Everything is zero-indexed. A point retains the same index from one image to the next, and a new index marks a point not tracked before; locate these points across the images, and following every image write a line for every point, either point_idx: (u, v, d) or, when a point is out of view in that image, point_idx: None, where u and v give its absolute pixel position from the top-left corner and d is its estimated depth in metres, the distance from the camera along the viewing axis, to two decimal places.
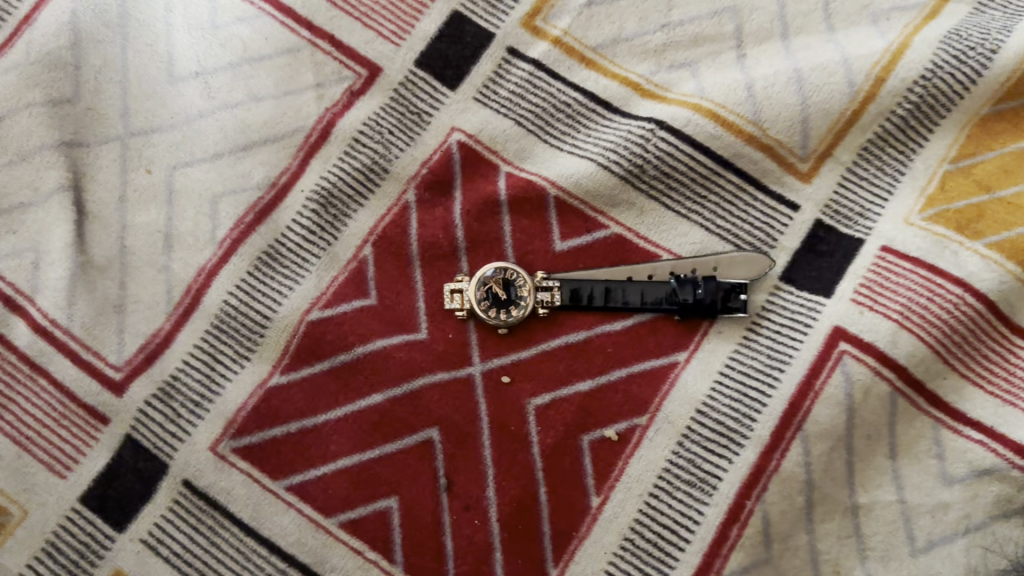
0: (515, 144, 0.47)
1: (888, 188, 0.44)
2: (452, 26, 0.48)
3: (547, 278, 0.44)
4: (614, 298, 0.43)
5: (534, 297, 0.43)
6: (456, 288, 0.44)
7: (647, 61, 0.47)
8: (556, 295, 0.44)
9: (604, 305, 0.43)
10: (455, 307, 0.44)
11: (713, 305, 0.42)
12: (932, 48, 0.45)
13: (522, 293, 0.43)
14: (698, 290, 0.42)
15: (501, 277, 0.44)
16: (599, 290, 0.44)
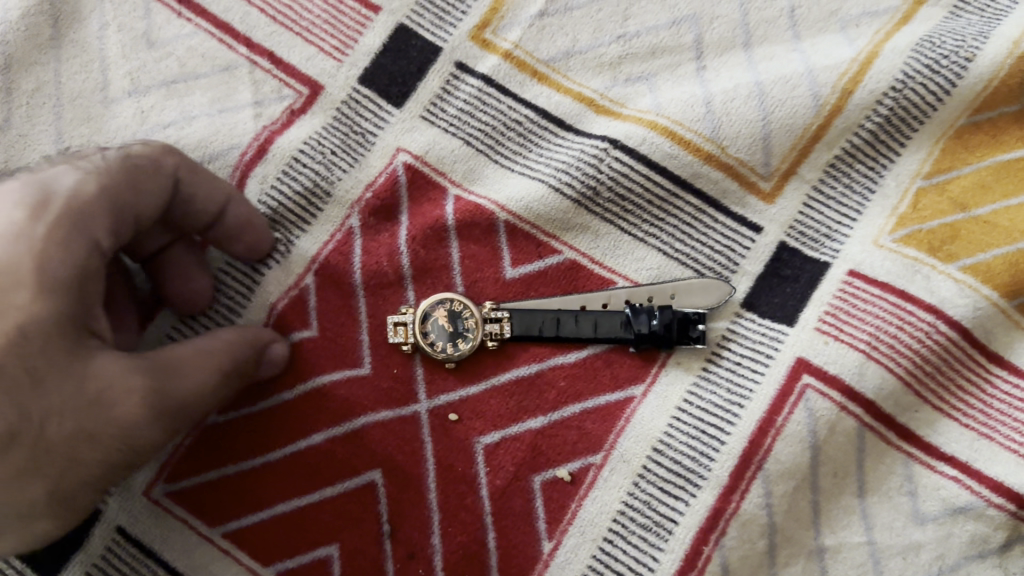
0: (463, 165, 0.44)
1: (857, 207, 0.42)
2: (397, 40, 0.45)
3: (495, 308, 0.41)
4: (566, 328, 0.41)
5: (483, 329, 0.41)
6: (400, 320, 0.41)
7: (601, 74, 0.44)
8: (506, 326, 0.41)
9: (556, 336, 0.41)
10: (400, 341, 0.41)
11: (668, 336, 0.40)
12: (904, 56, 0.42)
13: (469, 325, 0.41)
14: (653, 320, 0.40)
15: (448, 308, 0.41)
16: (550, 321, 0.41)
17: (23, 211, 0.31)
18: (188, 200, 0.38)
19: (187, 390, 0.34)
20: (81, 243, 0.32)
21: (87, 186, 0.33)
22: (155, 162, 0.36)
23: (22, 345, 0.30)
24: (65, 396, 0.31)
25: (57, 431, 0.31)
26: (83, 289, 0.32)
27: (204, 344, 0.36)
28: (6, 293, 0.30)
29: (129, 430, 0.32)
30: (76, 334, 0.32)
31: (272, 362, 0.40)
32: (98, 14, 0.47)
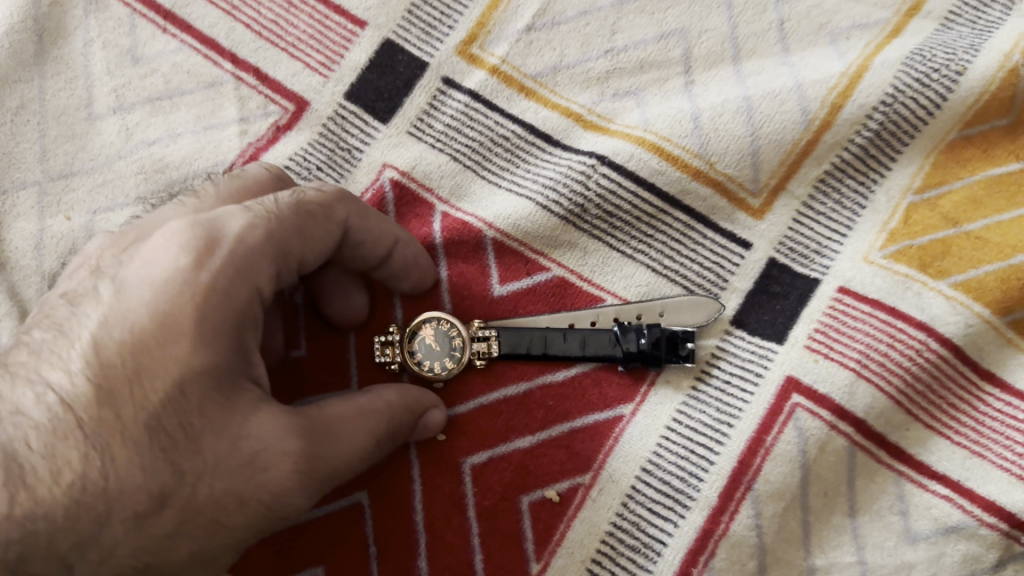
0: (450, 181, 0.44)
1: (847, 223, 0.41)
2: (383, 55, 0.45)
3: (483, 327, 0.41)
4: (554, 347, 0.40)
5: (470, 349, 0.40)
6: (387, 339, 0.40)
7: (589, 89, 0.44)
8: (494, 346, 0.40)
9: (544, 354, 0.40)
10: (386, 360, 0.40)
11: (657, 355, 0.39)
12: (893, 70, 0.42)
13: (456, 343, 0.40)
14: (641, 339, 0.39)
15: (436, 327, 0.41)
16: (538, 340, 0.41)
17: (188, 257, 0.31)
18: (356, 245, 0.38)
19: (341, 454, 0.33)
20: (241, 295, 0.32)
21: (248, 232, 0.32)
22: (330, 209, 0.36)
23: (177, 398, 0.30)
24: (221, 456, 0.30)
25: (207, 491, 0.30)
26: (241, 340, 0.32)
27: (367, 403, 0.35)
28: (162, 343, 0.30)
29: (276, 492, 0.31)
30: (232, 387, 0.31)
31: (427, 427, 0.38)
32: (84, 32, 0.47)
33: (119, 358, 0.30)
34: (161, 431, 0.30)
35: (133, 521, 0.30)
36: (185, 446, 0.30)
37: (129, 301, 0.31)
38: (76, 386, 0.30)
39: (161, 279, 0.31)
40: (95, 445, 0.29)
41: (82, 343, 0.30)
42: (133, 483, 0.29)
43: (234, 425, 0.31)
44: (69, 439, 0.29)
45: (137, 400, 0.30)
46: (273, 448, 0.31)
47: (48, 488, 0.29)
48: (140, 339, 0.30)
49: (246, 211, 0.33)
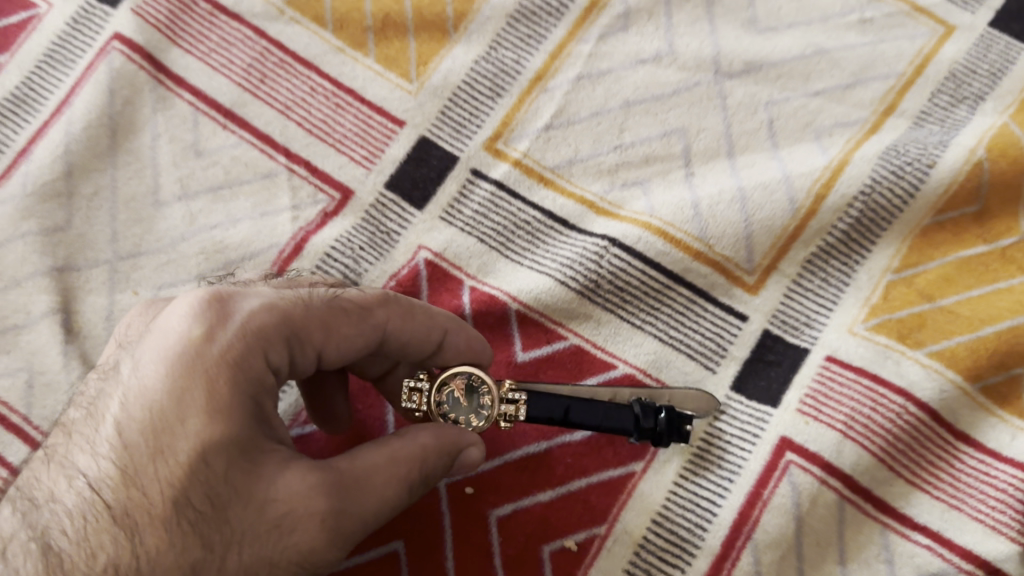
0: (478, 260, 0.49)
1: (832, 299, 0.46)
2: (419, 150, 0.51)
3: (513, 389, 0.43)
4: (575, 415, 0.42)
5: (497, 408, 0.42)
6: (416, 387, 0.42)
7: (601, 180, 0.50)
8: (521, 409, 0.42)
9: (564, 420, 0.42)
10: (412, 406, 0.43)
11: (670, 436, 0.42)
12: (871, 164, 0.48)
13: (485, 402, 0.43)
14: (658, 417, 0.42)
15: (466, 382, 0.43)
16: (562, 410, 0.42)
17: (201, 327, 0.33)
18: (402, 344, 0.40)
19: (365, 505, 0.34)
20: (254, 363, 0.34)
21: (261, 311, 0.35)
22: (366, 306, 0.39)
23: (198, 469, 0.32)
24: (251, 520, 0.32)
25: (238, 560, 0.31)
26: (257, 409, 0.34)
27: (399, 450, 0.36)
28: (180, 421, 0.32)
29: (307, 551, 0.33)
30: (253, 459, 0.33)
31: (466, 465, 0.39)
32: (152, 128, 0.53)
33: (141, 437, 0.32)
34: (189, 507, 0.31)
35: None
36: (212, 519, 0.31)
37: (144, 378, 0.33)
38: (103, 471, 0.32)
39: (172, 353, 0.33)
40: (126, 527, 0.31)
41: (107, 426, 0.32)
42: (166, 561, 0.30)
43: (257, 491, 0.32)
44: (101, 521, 0.31)
45: (160, 478, 0.31)
46: (301, 509, 0.33)
47: (83, 573, 0.30)
48: (157, 420, 0.32)
49: (265, 293, 0.36)
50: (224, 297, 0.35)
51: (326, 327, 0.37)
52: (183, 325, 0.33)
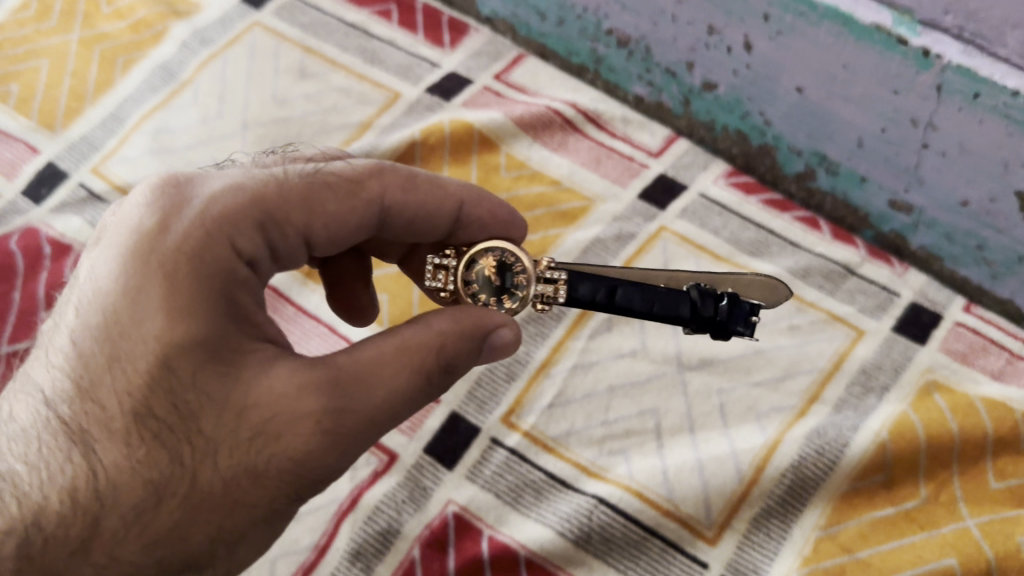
0: (493, 512, 0.62)
1: (773, 551, 0.59)
2: (449, 423, 0.66)
3: (551, 270, 0.50)
4: (622, 299, 0.50)
5: (532, 288, 0.50)
6: (443, 265, 0.50)
7: (591, 447, 0.64)
8: (559, 290, 0.50)
9: (610, 302, 0.50)
10: (438, 284, 0.50)
11: (725, 322, 0.50)
12: (797, 444, 0.62)
13: (519, 282, 0.49)
14: (717, 306, 0.50)
15: (499, 259, 0.50)
16: (606, 290, 0.50)
17: (159, 228, 0.40)
18: (404, 213, 0.48)
19: (370, 396, 0.40)
20: (219, 251, 0.40)
21: (228, 196, 0.42)
22: (355, 182, 0.46)
23: (160, 373, 0.38)
24: (232, 424, 0.38)
25: (210, 470, 0.38)
26: (223, 297, 0.40)
27: (411, 340, 0.41)
28: (143, 326, 0.38)
29: (301, 454, 0.39)
30: (217, 352, 0.39)
31: (498, 344, 0.45)
32: None
33: (97, 347, 0.39)
34: (152, 417, 0.38)
35: (134, 514, 0.38)
36: (180, 432, 0.38)
37: (103, 284, 0.39)
38: (62, 383, 0.39)
39: (130, 258, 0.39)
40: (83, 443, 0.38)
41: (65, 344, 0.40)
42: (127, 473, 0.38)
43: (239, 389, 0.39)
44: (59, 436, 0.39)
45: (119, 383, 0.38)
46: (293, 411, 0.39)
47: (51, 492, 0.38)
48: (114, 326, 0.39)
49: (239, 177, 0.43)
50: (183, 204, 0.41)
51: (309, 206, 0.44)
52: (136, 232, 0.40)
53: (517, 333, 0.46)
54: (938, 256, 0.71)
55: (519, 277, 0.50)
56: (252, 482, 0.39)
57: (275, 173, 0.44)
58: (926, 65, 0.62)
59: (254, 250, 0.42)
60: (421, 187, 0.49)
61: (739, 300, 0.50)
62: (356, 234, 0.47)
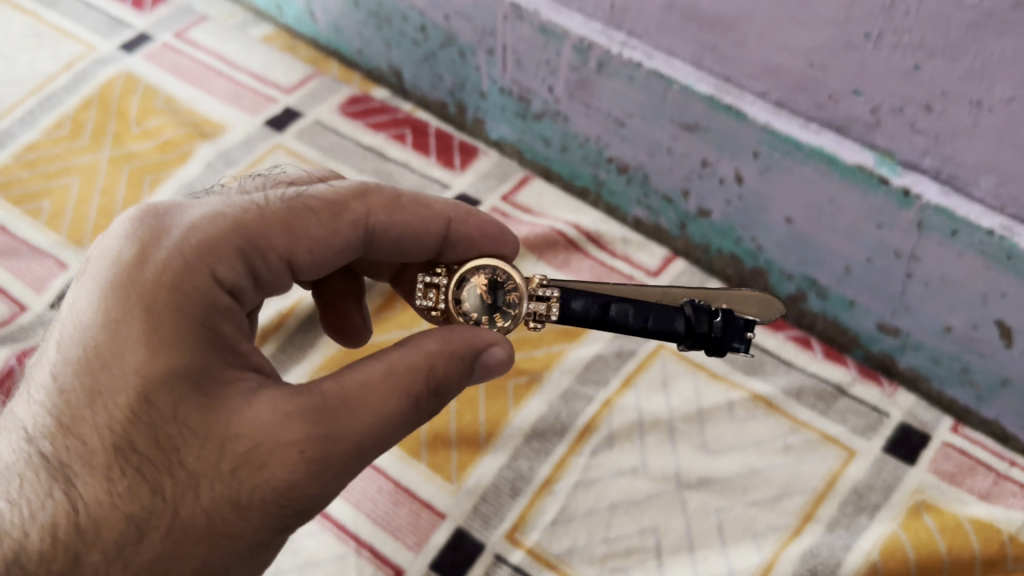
0: None
1: None
2: (456, 539, 0.68)
3: (542, 288, 0.59)
4: (615, 314, 0.58)
5: (524, 311, 0.58)
6: (434, 285, 0.59)
7: (594, 565, 0.66)
8: (550, 309, 0.58)
9: (603, 317, 0.58)
10: (429, 304, 0.59)
11: (712, 336, 0.56)
12: (793, 563, 0.65)
13: (512, 300, 0.58)
14: (712, 323, 0.56)
15: (492, 278, 0.58)
16: (602, 304, 0.59)
17: (142, 262, 0.46)
18: (387, 230, 0.58)
19: (353, 423, 0.46)
20: (202, 276, 0.47)
21: (209, 223, 0.49)
22: (338, 207, 0.55)
23: (142, 406, 0.43)
24: (215, 455, 0.44)
25: (192, 503, 0.43)
26: (204, 326, 0.46)
27: (394, 363, 0.48)
28: (127, 360, 0.44)
29: (284, 484, 0.44)
30: (195, 381, 0.44)
31: (490, 361, 0.52)
32: None
33: (83, 387, 0.44)
34: (132, 452, 0.43)
35: (116, 548, 0.42)
36: (161, 465, 0.43)
37: (88, 326, 0.45)
38: (44, 420, 0.44)
39: (116, 293, 0.46)
40: (66, 478, 0.43)
41: (49, 382, 0.45)
42: (106, 503, 0.43)
43: (222, 419, 0.44)
44: (40, 472, 0.43)
45: (100, 418, 0.44)
46: (277, 440, 0.44)
47: (34, 523, 0.43)
48: (98, 363, 0.44)
49: (220, 207, 0.51)
50: (166, 234, 0.48)
51: (293, 229, 0.53)
52: (123, 267, 0.46)
53: (510, 352, 0.52)
54: (927, 377, 0.74)
55: (507, 295, 0.58)
56: (236, 513, 0.44)
57: (260, 200, 0.52)
58: (907, 203, 0.67)
59: (237, 272, 0.49)
60: (405, 207, 0.59)
61: (733, 318, 0.57)
62: (344, 252, 0.56)
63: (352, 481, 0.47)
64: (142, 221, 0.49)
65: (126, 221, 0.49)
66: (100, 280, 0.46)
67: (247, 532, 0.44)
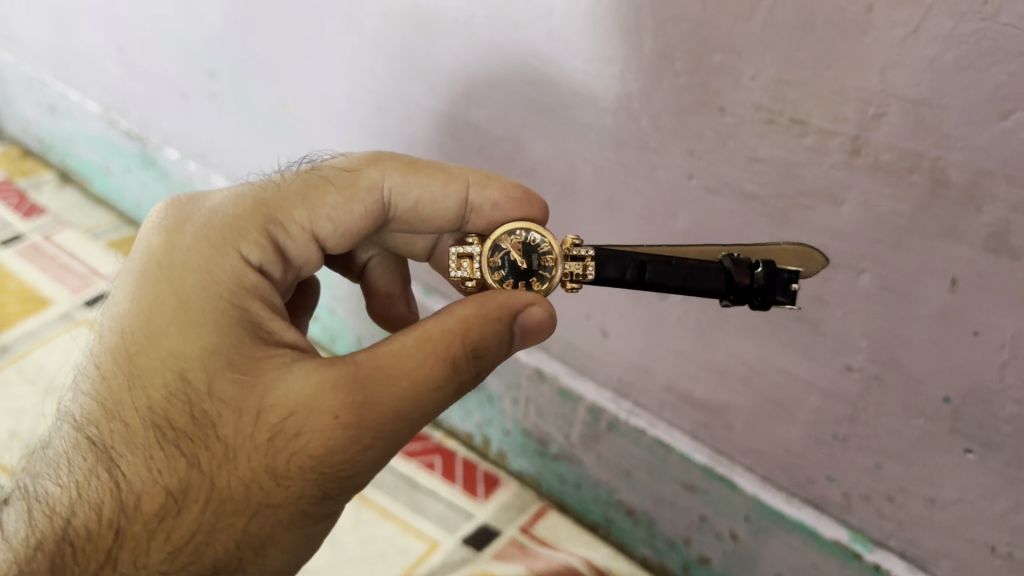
0: None
1: None
2: None
3: (577, 250, 0.68)
4: (649, 275, 0.67)
5: (560, 270, 0.68)
6: (468, 253, 0.68)
7: None
8: (584, 269, 0.68)
9: (640, 278, 0.67)
10: (466, 274, 0.69)
11: (754, 287, 0.63)
12: None
13: (549, 263, 0.68)
14: (751, 275, 0.63)
15: (523, 240, 0.68)
16: (638, 264, 0.67)
17: (172, 259, 0.62)
18: (405, 194, 0.71)
19: (387, 391, 0.57)
20: (232, 263, 0.62)
21: (231, 213, 0.65)
22: (352, 181, 0.69)
23: (179, 387, 0.57)
24: (251, 428, 0.56)
25: (228, 476, 0.55)
26: (234, 306, 0.60)
27: (429, 331, 0.59)
28: (169, 345, 0.58)
29: (320, 454, 0.55)
30: (224, 358, 0.57)
31: (529, 317, 0.62)
32: None
33: (129, 379, 0.59)
34: (170, 427, 0.57)
35: (160, 519, 0.55)
36: (198, 439, 0.56)
37: (131, 330, 0.60)
38: (93, 407, 0.59)
39: (153, 294, 0.61)
40: (113, 458, 0.57)
41: (97, 378, 0.60)
42: (145, 473, 0.56)
43: (255, 393, 0.56)
44: (90, 454, 0.57)
45: (142, 399, 0.58)
46: (310, 410, 0.56)
47: (90, 494, 0.56)
48: (140, 353, 0.59)
49: (241, 197, 0.67)
50: (191, 223, 0.65)
51: (311, 201, 0.68)
52: (160, 265, 0.62)
53: (549, 310, 0.63)
54: None
55: (542, 259, 0.68)
56: (274, 482, 0.55)
57: (279, 187, 0.69)
58: None
59: (263, 245, 0.65)
60: (422, 170, 0.72)
61: (774, 270, 0.63)
62: (369, 218, 0.71)
63: (389, 446, 0.57)
64: (170, 218, 0.66)
65: (159, 230, 0.65)
66: (141, 274, 0.62)
67: (284, 502, 0.56)
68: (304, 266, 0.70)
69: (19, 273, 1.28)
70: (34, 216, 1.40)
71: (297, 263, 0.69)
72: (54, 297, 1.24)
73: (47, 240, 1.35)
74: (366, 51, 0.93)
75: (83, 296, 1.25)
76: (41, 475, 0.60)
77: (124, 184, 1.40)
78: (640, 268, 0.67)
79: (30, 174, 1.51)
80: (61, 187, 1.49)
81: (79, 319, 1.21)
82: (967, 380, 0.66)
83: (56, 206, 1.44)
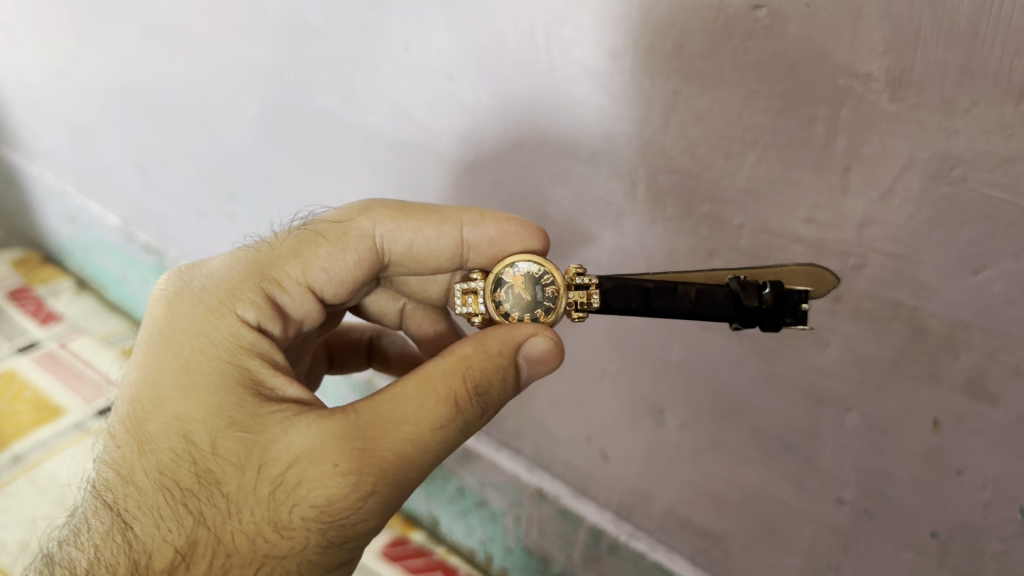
0: None
1: None
2: None
3: (581, 278, 0.68)
4: (658, 304, 0.67)
5: (566, 298, 0.68)
6: (472, 287, 0.70)
7: None
8: (588, 296, 0.68)
9: (647, 307, 0.67)
10: (470, 310, 0.70)
11: (763, 308, 0.64)
12: None
13: (552, 291, 0.68)
14: (759, 296, 0.64)
15: (530, 272, 0.69)
16: (646, 293, 0.67)
17: (179, 326, 0.64)
18: (398, 239, 0.73)
19: (386, 435, 0.56)
20: (232, 323, 0.64)
21: (229, 275, 0.67)
22: (343, 234, 0.71)
23: (186, 448, 0.58)
24: (253, 482, 0.56)
25: (235, 532, 0.55)
26: (236, 366, 0.61)
27: (427, 375, 0.59)
28: (176, 408, 0.59)
29: (322, 503, 0.55)
30: (226, 414, 0.58)
31: (533, 347, 0.63)
32: None
33: (141, 444, 0.59)
34: (179, 487, 0.57)
35: None
36: (204, 496, 0.56)
37: (142, 398, 0.61)
38: (108, 475, 0.60)
39: (161, 361, 0.62)
40: (127, 522, 0.57)
41: (112, 445, 0.61)
42: (156, 533, 0.56)
43: (256, 448, 0.56)
44: (105, 520, 0.58)
45: (153, 462, 0.59)
46: (310, 459, 0.55)
47: (106, 559, 0.56)
48: (151, 417, 0.60)
49: (236, 259, 0.69)
50: (193, 289, 0.67)
51: (305, 257, 0.70)
52: (167, 332, 0.64)
53: (552, 340, 0.63)
54: None
55: (546, 290, 0.68)
56: (278, 534, 0.55)
57: (274, 246, 0.71)
58: None
59: (260, 301, 0.67)
60: (413, 214, 0.73)
61: (783, 291, 0.63)
62: (363, 266, 0.73)
63: (394, 492, 0.57)
64: (172, 288, 0.68)
65: (163, 302, 0.67)
66: (152, 344, 0.64)
67: (290, 553, 0.55)
68: (306, 320, 0.72)
69: (35, 382, 1.32)
70: (50, 323, 1.45)
71: (298, 317, 0.71)
72: (68, 406, 1.28)
73: (63, 347, 1.39)
74: (378, 182, 0.99)
75: (95, 406, 1.28)
76: (67, 541, 0.60)
77: (140, 293, 1.45)
78: (646, 298, 0.67)
79: (48, 280, 1.56)
80: (78, 293, 1.54)
81: (90, 430, 1.23)
82: (953, 516, 0.68)
83: (71, 314, 1.48)
